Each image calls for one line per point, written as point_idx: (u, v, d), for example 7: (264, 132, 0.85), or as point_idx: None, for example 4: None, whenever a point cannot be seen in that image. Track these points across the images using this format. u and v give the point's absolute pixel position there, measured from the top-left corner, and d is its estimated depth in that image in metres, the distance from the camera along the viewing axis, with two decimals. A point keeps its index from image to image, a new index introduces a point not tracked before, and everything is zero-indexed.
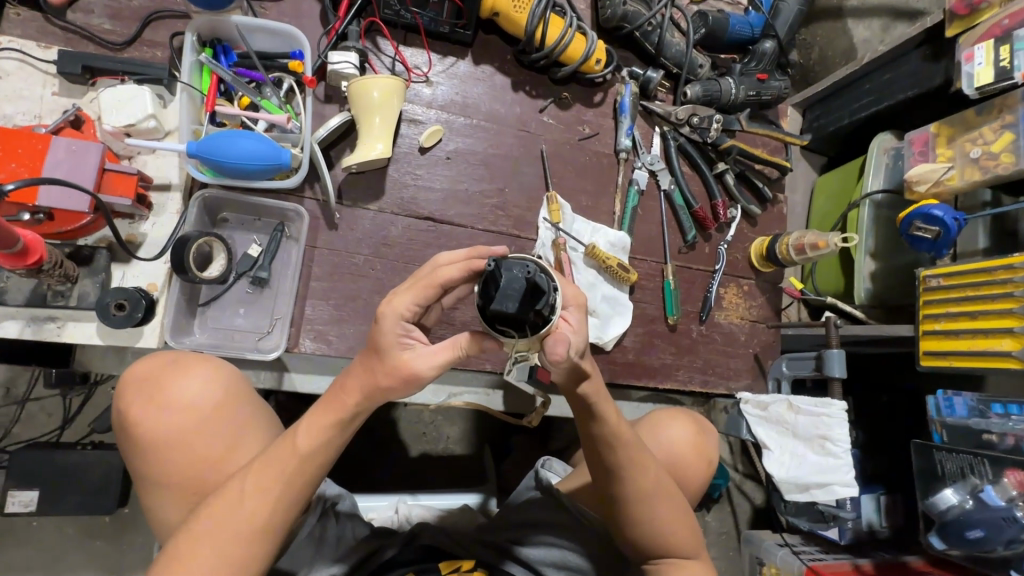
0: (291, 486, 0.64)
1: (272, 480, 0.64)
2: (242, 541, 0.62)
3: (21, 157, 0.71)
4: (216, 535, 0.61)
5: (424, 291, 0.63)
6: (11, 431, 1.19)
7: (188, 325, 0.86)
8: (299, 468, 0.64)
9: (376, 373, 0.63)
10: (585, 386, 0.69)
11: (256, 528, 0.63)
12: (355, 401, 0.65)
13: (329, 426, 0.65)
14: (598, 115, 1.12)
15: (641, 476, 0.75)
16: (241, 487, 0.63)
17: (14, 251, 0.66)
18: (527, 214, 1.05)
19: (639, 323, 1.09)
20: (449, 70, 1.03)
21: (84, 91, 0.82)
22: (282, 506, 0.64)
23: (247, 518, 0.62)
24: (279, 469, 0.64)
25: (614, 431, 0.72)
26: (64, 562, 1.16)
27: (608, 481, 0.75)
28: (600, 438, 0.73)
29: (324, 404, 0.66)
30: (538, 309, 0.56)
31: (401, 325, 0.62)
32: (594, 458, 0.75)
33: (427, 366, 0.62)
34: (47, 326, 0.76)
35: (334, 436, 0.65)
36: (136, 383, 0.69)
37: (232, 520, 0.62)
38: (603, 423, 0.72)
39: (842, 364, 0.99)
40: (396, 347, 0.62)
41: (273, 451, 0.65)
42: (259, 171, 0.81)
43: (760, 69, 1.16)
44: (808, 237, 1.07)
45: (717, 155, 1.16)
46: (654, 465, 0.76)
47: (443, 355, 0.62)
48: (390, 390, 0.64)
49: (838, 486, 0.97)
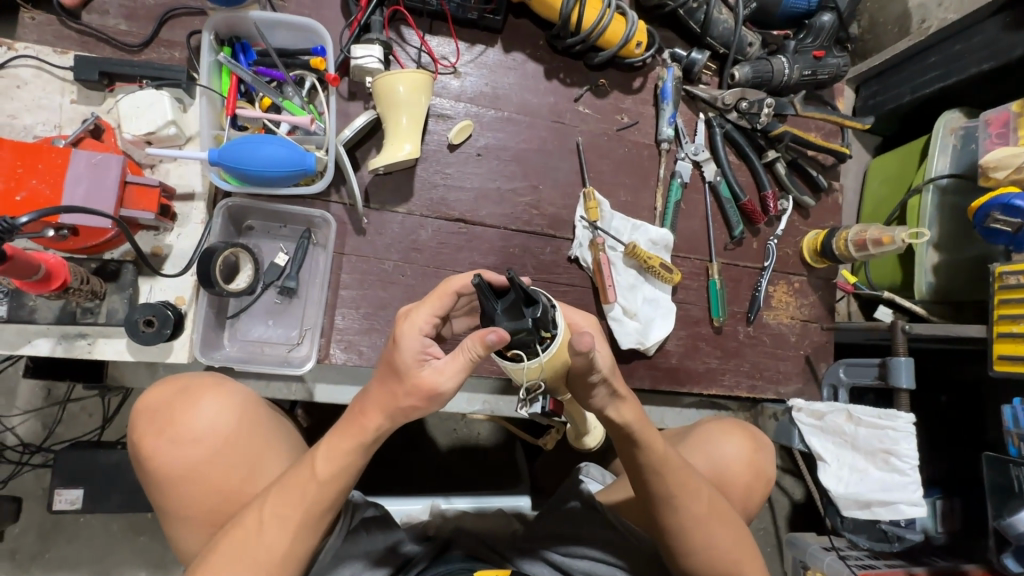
0: (310, 513, 0.62)
1: (291, 508, 0.62)
2: (264, 570, 0.61)
3: (41, 173, 0.67)
4: (235, 566, 0.61)
5: (443, 303, 0.60)
6: (54, 430, 1.20)
7: (217, 338, 0.83)
8: (317, 495, 0.62)
9: (397, 395, 0.58)
10: (622, 413, 0.66)
11: (276, 557, 0.62)
12: (375, 424, 0.60)
13: (348, 449, 0.61)
14: (637, 102, 1.04)
15: (693, 503, 0.72)
16: (256, 517, 0.62)
17: (38, 277, 0.64)
18: (562, 211, 0.99)
19: (683, 326, 1.03)
20: (478, 60, 0.97)
21: (102, 98, 0.79)
22: (303, 533, 0.63)
23: (267, 548, 0.61)
24: (301, 495, 0.62)
25: (662, 457, 0.69)
26: (111, 557, 1.18)
27: (660, 510, 0.72)
28: (648, 466, 0.69)
29: (339, 427, 0.62)
30: (536, 322, 0.54)
31: (420, 340, 0.58)
32: (644, 487, 0.72)
33: (450, 382, 0.56)
34: (78, 343, 0.75)
35: (350, 458, 0.61)
36: (147, 414, 0.69)
37: (250, 551, 0.61)
38: (651, 450, 0.68)
39: (910, 374, 0.92)
40: (415, 365, 0.57)
41: (293, 478, 0.62)
42: (284, 178, 0.77)
43: (816, 46, 1.06)
44: (871, 231, 0.98)
45: (767, 143, 1.07)
46: (705, 490, 0.74)
47: (457, 366, 0.56)
48: (415, 409, 0.58)
49: (904, 505, 0.91)
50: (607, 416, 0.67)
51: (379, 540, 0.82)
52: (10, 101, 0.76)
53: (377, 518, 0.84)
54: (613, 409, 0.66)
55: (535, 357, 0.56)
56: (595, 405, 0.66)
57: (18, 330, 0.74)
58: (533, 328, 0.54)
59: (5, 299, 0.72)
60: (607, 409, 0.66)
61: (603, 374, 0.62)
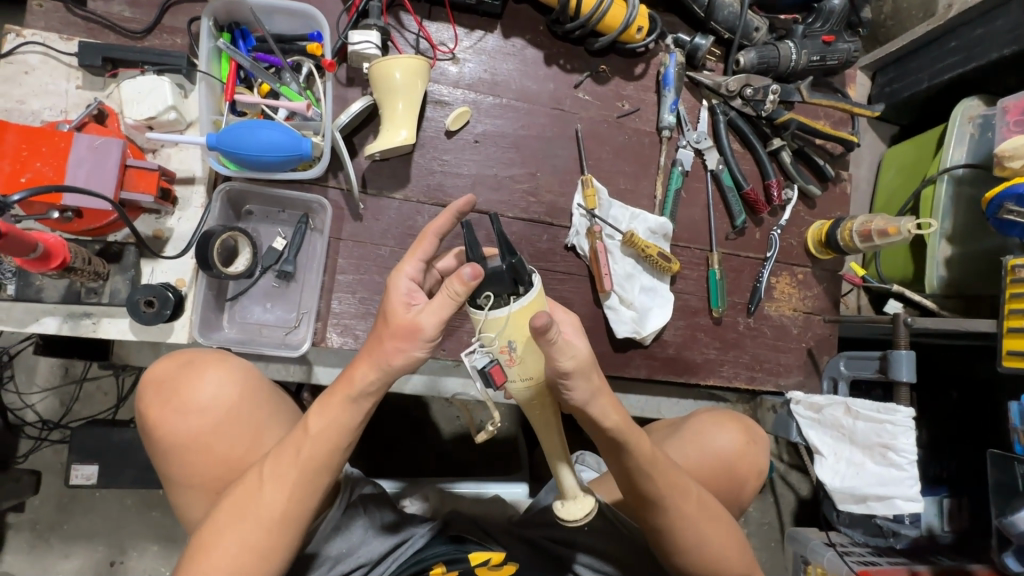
0: (305, 478, 0.62)
1: (288, 466, 0.62)
2: (264, 530, 0.62)
3: (45, 156, 0.69)
4: (236, 525, 0.62)
5: (424, 250, 0.61)
6: (71, 408, 1.24)
7: (217, 320, 0.85)
8: (311, 453, 0.62)
9: (387, 350, 0.58)
10: (609, 416, 0.61)
11: (275, 516, 0.62)
12: (366, 378, 0.60)
13: (338, 405, 0.61)
14: (639, 89, 1.03)
15: (682, 501, 0.72)
16: (255, 482, 0.63)
17: (37, 255, 0.66)
18: (559, 199, 0.98)
19: (681, 316, 1.02)
20: (477, 46, 0.96)
21: (104, 84, 0.81)
22: (300, 494, 0.63)
23: (263, 510, 0.62)
24: (296, 463, 0.62)
25: (649, 458, 0.67)
26: (126, 530, 1.23)
27: (650, 511, 0.71)
28: (635, 468, 0.67)
29: (330, 398, 0.62)
30: (512, 268, 0.56)
31: (407, 287, 0.59)
32: (631, 488, 0.70)
33: (432, 319, 0.56)
34: (83, 322, 0.78)
35: (344, 416, 0.61)
36: (153, 385, 0.71)
37: (247, 515, 0.62)
38: (639, 453, 0.66)
39: (911, 368, 0.89)
40: (401, 308, 0.58)
41: (289, 445, 0.63)
42: (282, 163, 0.79)
43: (826, 31, 1.03)
44: (876, 221, 0.96)
45: (772, 130, 1.05)
46: (693, 487, 0.73)
47: (438, 307, 0.56)
48: (407, 359, 0.58)
49: (900, 500, 0.90)
50: (592, 417, 0.61)
51: (375, 517, 0.84)
52: (19, 86, 0.78)
53: (374, 495, 0.86)
54: (595, 405, 0.60)
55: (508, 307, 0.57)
56: (577, 405, 0.60)
57: (26, 309, 0.77)
58: (508, 272, 0.56)
59: (13, 278, 0.75)
60: (587, 408, 0.60)
61: (570, 369, 0.55)
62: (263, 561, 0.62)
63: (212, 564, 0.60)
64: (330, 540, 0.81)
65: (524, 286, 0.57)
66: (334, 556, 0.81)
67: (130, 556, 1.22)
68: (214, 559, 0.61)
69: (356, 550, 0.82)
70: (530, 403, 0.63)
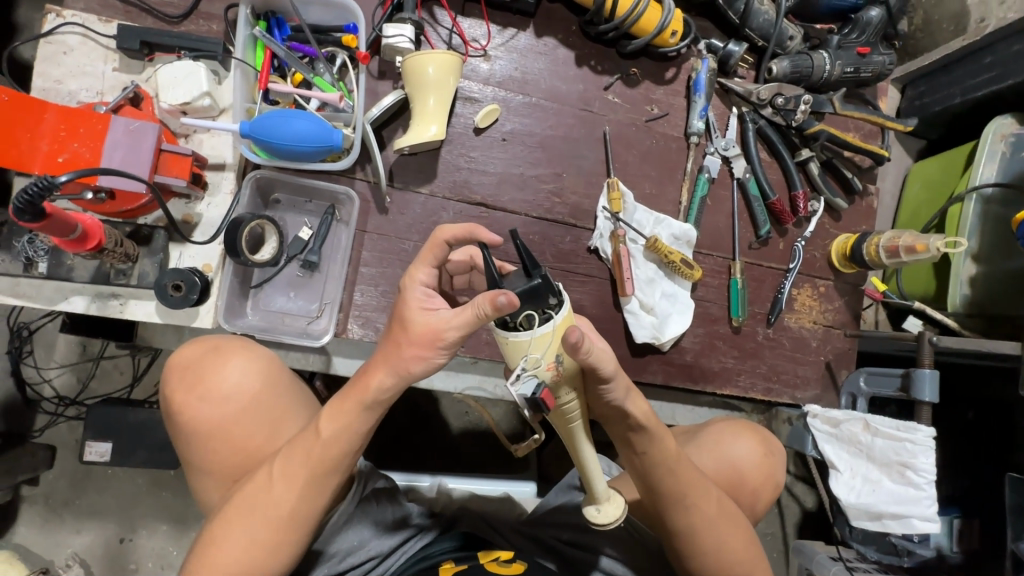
0: (319, 475, 0.63)
1: (300, 465, 0.62)
2: (273, 526, 0.62)
3: (82, 137, 0.70)
4: (248, 518, 0.62)
5: (435, 254, 0.62)
6: (88, 385, 1.25)
7: (241, 306, 0.86)
8: (324, 451, 0.62)
9: (407, 356, 0.58)
10: (639, 407, 0.65)
11: (285, 514, 0.62)
12: (383, 384, 0.60)
13: (351, 410, 0.61)
14: (668, 93, 1.02)
15: (702, 501, 0.73)
16: (269, 475, 0.63)
17: (76, 237, 0.67)
18: (584, 201, 0.98)
19: (700, 323, 1.01)
20: (509, 43, 0.96)
21: (142, 67, 0.81)
22: (311, 492, 0.63)
23: (275, 504, 0.62)
24: (310, 459, 0.62)
25: (673, 455, 0.70)
26: (136, 509, 1.24)
27: (670, 508, 0.73)
28: (659, 463, 0.70)
29: (348, 395, 0.61)
30: (545, 283, 0.57)
31: (422, 290, 0.60)
32: (651, 486, 0.72)
33: (455, 329, 0.56)
34: (111, 303, 0.79)
35: (358, 414, 0.61)
36: (178, 370, 0.71)
37: (261, 509, 0.62)
38: (663, 448, 0.69)
39: (934, 387, 0.88)
40: (421, 314, 0.58)
41: (303, 442, 0.63)
42: (312, 153, 0.79)
43: (862, 42, 1.02)
44: (904, 237, 0.95)
45: (801, 141, 1.04)
46: (712, 489, 0.75)
47: (462, 318, 0.56)
48: (428, 364, 0.58)
49: (917, 520, 0.89)
50: (626, 412, 0.65)
51: (386, 510, 0.85)
52: (57, 67, 0.79)
53: (387, 489, 0.86)
54: (632, 402, 0.64)
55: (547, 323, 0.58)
56: (613, 401, 0.64)
57: (56, 287, 0.78)
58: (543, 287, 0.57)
59: (45, 256, 0.76)
60: (624, 404, 0.64)
61: (610, 373, 0.59)
62: (271, 555, 0.62)
63: (222, 554, 0.61)
64: (339, 535, 0.82)
65: (556, 299, 0.59)
66: (343, 550, 0.82)
67: (139, 535, 1.24)
68: (224, 550, 0.61)
69: (367, 544, 0.83)
70: (566, 411, 0.63)
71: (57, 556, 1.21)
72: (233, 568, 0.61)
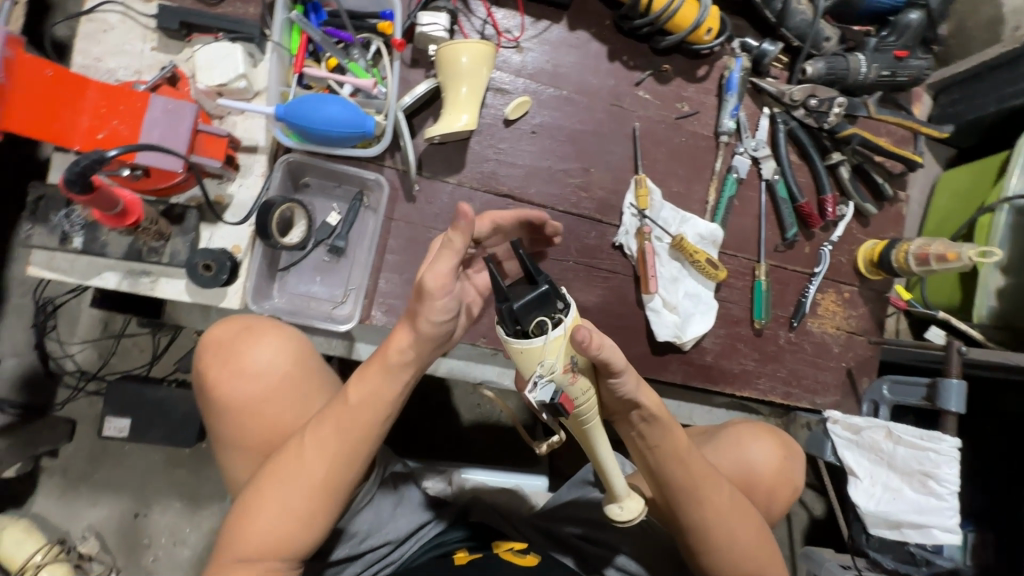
0: (346, 445, 0.63)
1: (328, 435, 0.63)
2: (304, 497, 0.62)
3: (122, 115, 0.71)
4: (278, 489, 0.62)
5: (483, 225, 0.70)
6: (109, 361, 1.26)
7: (268, 288, 0.87)
8: (352, 422, 0.62)
9: (418, 311, 0.57)
10: (648, 398, 0.66)
11: (315, 484, 0.62)
12: (401, 346, 0.60)
13: (379, 379, 0.62)
14: (700, 91, 1.01)
15: (714, 495, 0.73)
16: (299, 446, 0.63)
17: (116, 213, 0.69)
18: (611, 196, 0.97)
19: (722, 324, 1.01)
20: (542, 36, 0.96)
21: (179, 48, 0.82)
22: (341, 463, 0.63)
23: (305, 475, 0.62)
24: (339, 430, 0.62)
25: (681, 448, 0.71)
26: (152, 486, 1.26)
27: (682, 503, 0.73)
28: (668, 455, 0.71)
29: (377, 367, 0.62)
30: (551, 288, 0.58)
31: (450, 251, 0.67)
32: (662, 481, 0.73)
33: (449, 267, 0.55)
34: (142, 280, 0.79)
35: (386, 387, 0.62)
36: (212, 347, 0.72)
37: (291, 480, 0.62)
38: (670, 441, 0.70)
39: (961, 399, 0.88)
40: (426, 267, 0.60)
41: (331, 412, 0.63)
42: (344, 139, 0.79)
43: (899, 45, 1.00)
44: (935, 246, 0.94)
45: (832, 144, 1.03)
46: (725, 484, 0.75)
47: (445, 259, 0.55)
48: (442, 311, 0.57)
49: (937, 531, 0.89)
50: (636, 402, 0.66)
51: (405, 494, 0.86)
52: (98, 44, 0.80)
53: (403, 473, 0.88)
54: (641, 395, 0.65)
55: (556, 330, 0.57)
56: (625, 394, 0.64)
57: (89, 262, 0.79)
58: (548, 291, 0.58)
59: (81, 231, 0.77)
60: (631, 395, 0.64)
61: (621, 367, 0.60)
62: (302, 527, 0.62)
63: (255, 524, 0.61)
64: (357, 517, 0.81)
65: (563, 304, 0.59)
66: (361, 532, 0.82)
67: (153, 510, 1.26)
68: (257, 520, 0.61)
69: (384, 528, 0.83)
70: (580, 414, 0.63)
71: (73, 527, 1.23)
72: (266, 538, 0.61)
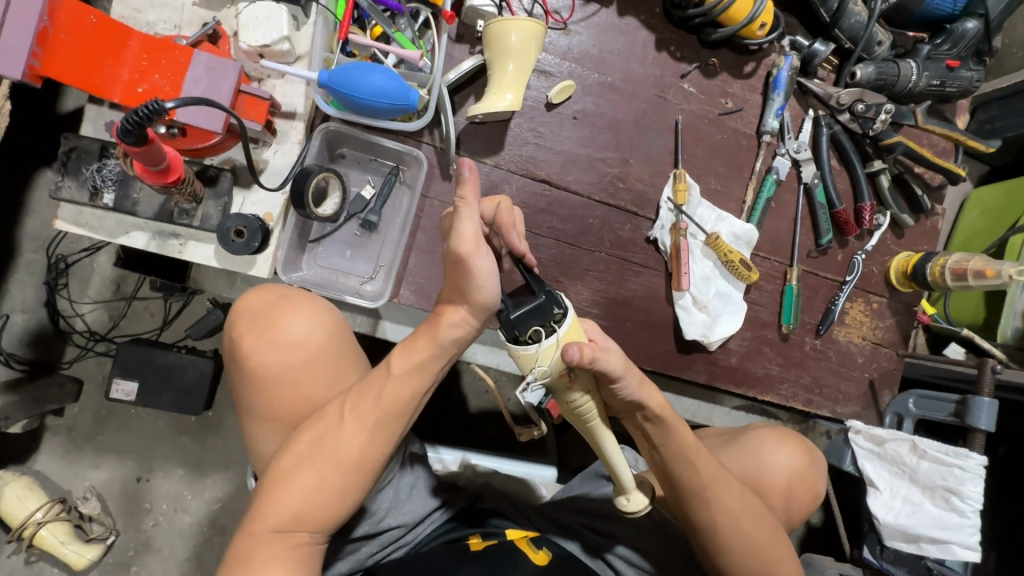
0: (386, 417, 0.63)
1: (369, 408, 0.63)
2: (341, 468, 0.62)
3: (164, 69, 0.70)
4: (316, 459, 0.61)
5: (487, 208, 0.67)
6: (118, 323, 1.23)
7: (297, 259, 0.86)
8: (394, 395, 0.63)
9: (461, 283, 0.58)
10: (652, 400, 0.65)
11: (353, 457, 0.62)
12: (453, 321, 0.61)
13: (424, 350, 0.63)
14: (745, 88, 0.99)
15: (726, 495, 0.72)
16: (338, 417, 0.63)
17: (159, 168, 0.67)
18: (648, 189, 0.96)
19: (749, 327, 1.00)
20: (590, 19, 0.93)
21: (221, 5, 0.79)
22: (379, 436, 0.63)
23: (343, 446, 0.62)
24: (379, 402, 0.63)
25: (691, 448, 0.70)
26: (155, 450, 1.25)
27: (693, 503, 0.72)
28: (679, 455, 0.70)
29: (423, 342, 0.63)
30: (548, 297, 0.60)
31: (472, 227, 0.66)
32: (673, 480, 0.72)
33: (472, 226, 0.56)
34: (170, 243, 0.78)
35: (429, 361, 0.63)
36: (249, 314, 0.71)
37: (329, 450, 0.62)
38: (677, 442, 0.69)
39: (991, 417, 0.88)
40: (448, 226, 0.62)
41: (373, 385, 0.64)
42: (387, 110, 0.77)
43: (952, 55, 0.98)
44: (973, 261, 0.93)
45: (874, 151, 1.01)
46: (736, 483, 0.74)
47: (467, 218, 0.56)
48: (483, 274, 0.57)
49: (957, 547, 0.91)
50: (626, 401, 0.64)
51: (423, 475, 0.85)
52: None
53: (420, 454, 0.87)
54: (644, 396, 0.64)
55: (552, 336, 0.59)
56: (626, 395, 0.63)
57: (118, 220, 0.77)
58: (544, 299, 0.60)
59: (113, 187, 0.75)
60: (627, 397, 0.63)
61: (619, 375, 0.59)
62: (337, 499, 0.61)
63: (291, 494, 0.60)
64: (377, 494, 0.80)
65: (562, 311, 0.60)
66: (378, 512, 0.80)
67: (155, 475, 1.25)
68: (292, 491, 0.60)
69: (400, 508, 0.82)
70: (579, 413, 0.64)
71: (75, 487, 1.22)
72: (300, 508, 0.60)
